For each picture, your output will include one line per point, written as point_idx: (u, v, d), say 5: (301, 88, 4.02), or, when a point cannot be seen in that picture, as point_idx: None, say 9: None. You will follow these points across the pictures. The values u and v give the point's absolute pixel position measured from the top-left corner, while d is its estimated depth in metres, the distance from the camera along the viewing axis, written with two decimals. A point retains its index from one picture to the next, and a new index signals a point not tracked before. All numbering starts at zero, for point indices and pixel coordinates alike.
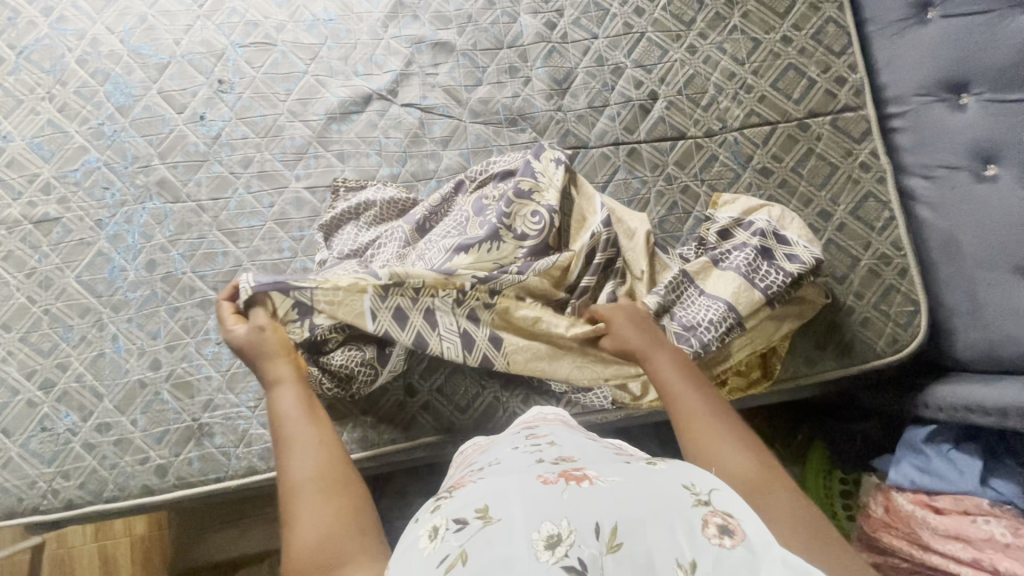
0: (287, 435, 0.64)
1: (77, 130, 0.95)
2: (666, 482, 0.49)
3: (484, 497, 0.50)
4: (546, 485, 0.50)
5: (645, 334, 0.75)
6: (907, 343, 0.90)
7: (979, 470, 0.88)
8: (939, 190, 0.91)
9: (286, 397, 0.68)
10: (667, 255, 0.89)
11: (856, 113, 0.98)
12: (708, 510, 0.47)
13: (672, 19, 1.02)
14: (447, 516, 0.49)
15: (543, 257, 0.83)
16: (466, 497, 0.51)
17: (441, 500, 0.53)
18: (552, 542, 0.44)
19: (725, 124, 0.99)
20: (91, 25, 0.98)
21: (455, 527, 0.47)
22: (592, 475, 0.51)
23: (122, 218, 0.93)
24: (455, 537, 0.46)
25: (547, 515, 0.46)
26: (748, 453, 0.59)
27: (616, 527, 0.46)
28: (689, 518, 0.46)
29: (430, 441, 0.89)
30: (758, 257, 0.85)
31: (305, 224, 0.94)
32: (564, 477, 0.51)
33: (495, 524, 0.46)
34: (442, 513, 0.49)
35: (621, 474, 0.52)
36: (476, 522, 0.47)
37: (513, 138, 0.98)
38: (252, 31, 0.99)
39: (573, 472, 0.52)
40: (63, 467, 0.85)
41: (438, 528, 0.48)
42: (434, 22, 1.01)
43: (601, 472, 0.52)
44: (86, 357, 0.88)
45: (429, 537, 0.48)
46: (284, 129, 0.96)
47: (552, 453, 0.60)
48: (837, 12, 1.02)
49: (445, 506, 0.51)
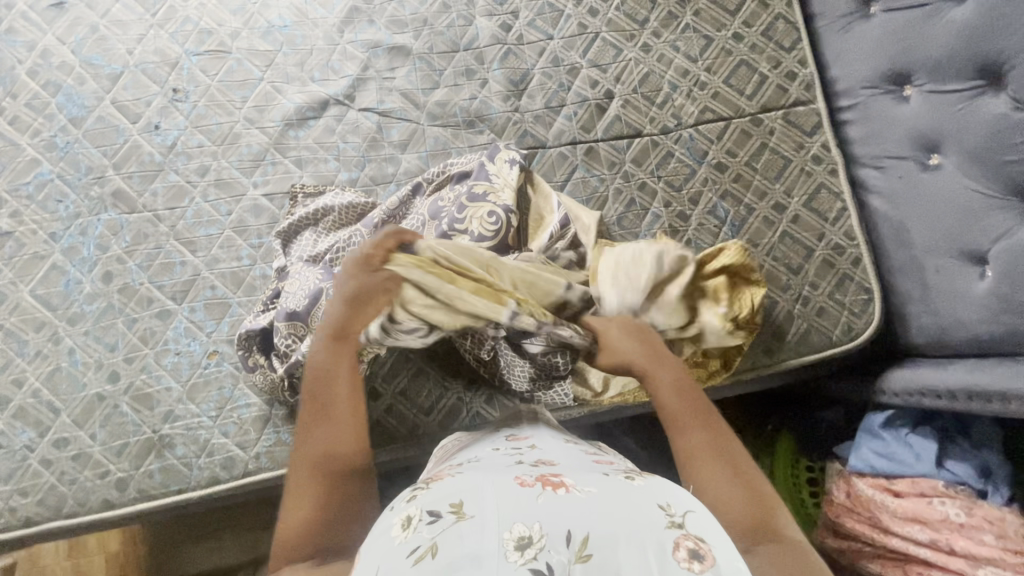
0: (326, 407, 0.64)
1: (29, 143, 0.94)
2: (642, 502, 0.51)
3: (460, 493, 0.50)
4: (523, 488, 0.51)
5: (642, 354, 0.73)
6: (862, 331, 0.92)
7: (935, 453, 0.91)
8: (889, 180, 0.93)
9: (330, 367, 0.66)
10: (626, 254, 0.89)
11: (807, 107, 1.00)
12: (680, 532, 0.48)
13: (626, 19, 1.03)
14: (422, 507, 0.50)
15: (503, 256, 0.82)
16: (443, 491, 0.52)
17: (417, 491, 0.54)
18: (523, 543, 0.45)
19: (680, 121, 1.00)
20: (42, 36, 0.97)
21: (428, 518, 0.48)
22: (569, 483, 0.52)
23: (76, 230, 0.92)
24: (427, 529, 0.47)
25: (520, 516, 0.47)
26: (748, 486, 0.59)
27: (587, 536, 0.46)
28: (660, 539, 0.47)
29: (395, 445, 0.89)
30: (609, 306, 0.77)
31: (264, 231, 0.93)
32: (541, 482, 0.52)
33: (468, 520, 0.47)
34: (418, 503, 0.50)
35: (599, 487, 0.52)
36: (449, 517, 0.48)
37: (471, 140, 0.98)
38: (206, 39, 0.99)
39: (551, 478, 0.53)
40: (21, 485, 0.84)
41: (412, 518, 0.49)
42: (390, 26, 1.01)
43: (578, 480, 0.53)
44: (42, 372, 0.87)
45: (402, 527, 0.49)
46: (240, 136, 0.96)
47: (532, 456, 0.61)
48: (786, 9, 1.04)
49: (422, 497, 0.52)
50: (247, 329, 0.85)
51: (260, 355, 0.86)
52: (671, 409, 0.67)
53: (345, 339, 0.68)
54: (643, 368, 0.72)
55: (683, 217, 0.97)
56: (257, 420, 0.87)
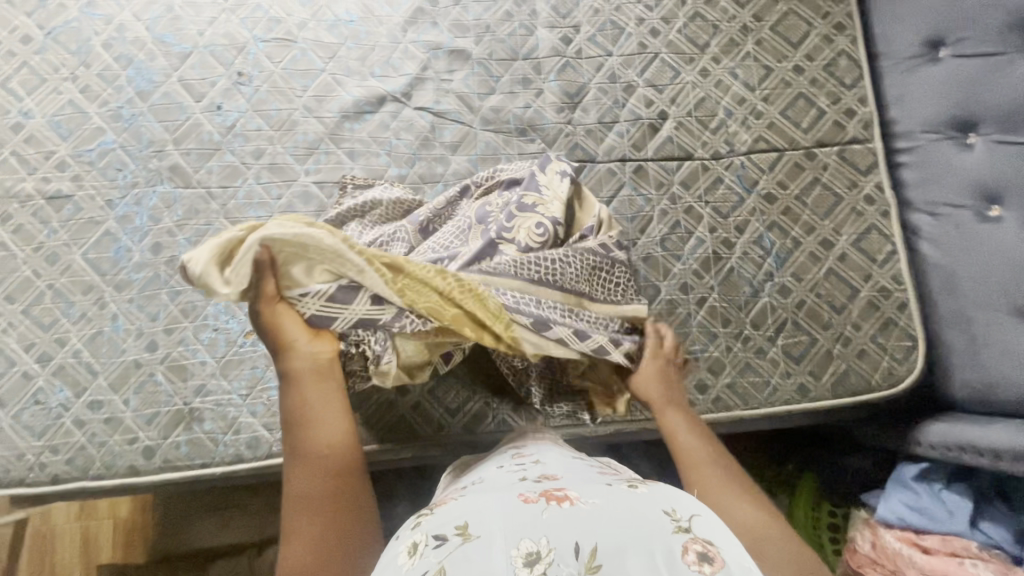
0: (308, 425, 0.68)
1: (97, 112, 0.97)
2: (647, 509, 0.50)
3: (465, 515, 0.50)
4: (527, 504, 0.50)
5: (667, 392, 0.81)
6: (902, 377, 0.90)
7: (970, 512, 0.88)
8: (942, 228, 0.92)
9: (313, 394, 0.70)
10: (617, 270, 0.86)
11: (863, 145, 0.99)
12: (688, 537, 0.47)
13: (686, 42, 1.03)
14: (428, 532, 0.50)
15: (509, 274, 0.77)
16: (448, 515, 0.52)
17: (422, 516, 0.54)
18: (531, 560, 0.45)
19: (733, 148, 1.00)
20: (119, 11, 1.01)
21: (435, 543, 0.48)
22: (574, 496, 0.52)
23: (132, 199, 0.94)
24: (434, 554, 0.47)
25: (527, 533, 0.46)
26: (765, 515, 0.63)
27: (596, 547, 0.45)
28: (669, 543, 0.46)
29: (418, 442, 0.89)
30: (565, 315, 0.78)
31: (311, 218, 0.95)
32: (545, 497, 0.51)
33: (474, 540, 0.47)
34: (423, 529, 0.50)
35: (602, 496, 0.52)
36: (455, 539, 0.48)
37: (522, 147, 0.99)
38: (275, 27, 1.01)
39: (555, 492, 0.53)
40: (52, 442, 0.85)
41: (419, 544, 0.49)
42: (452, 30, 1.03)
43: (582, 493, 0.53)
44: (85, 334, 0.89)
45: (409, 553, 0.49)
46: (297, 124, 0.98)
47: (535, 473, 0.60)
48: (850, 45, 1.03)
49: (427, 522, 0.52)
50: None
51: None
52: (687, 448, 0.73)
53: (297, 342, 0.70)
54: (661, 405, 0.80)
55: (727, 244, 0.96)
56: None
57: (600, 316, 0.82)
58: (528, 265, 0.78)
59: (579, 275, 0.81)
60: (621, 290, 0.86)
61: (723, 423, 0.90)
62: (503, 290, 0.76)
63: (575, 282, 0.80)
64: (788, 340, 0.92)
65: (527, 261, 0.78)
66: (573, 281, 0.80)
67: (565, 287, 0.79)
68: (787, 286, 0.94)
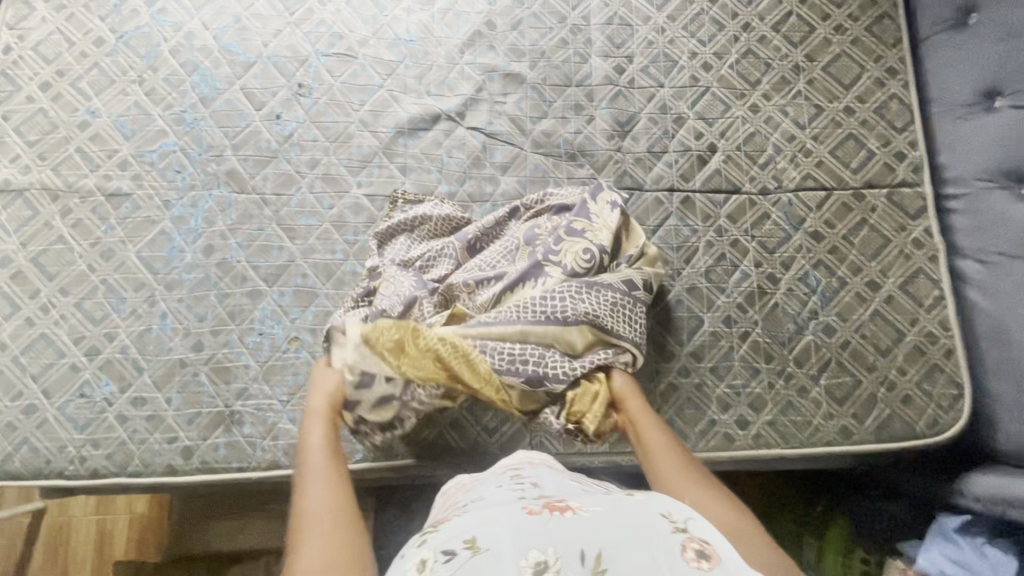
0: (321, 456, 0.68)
1: (160, 114, 1.00)
2: (645, 511, 0.50)
3: (471, 529, 0.49)
4: (531, 515, 0.50)
5: (637, 398, 0.78)
6: (948, 426, 0.89)
7: (1016, 570, 0.84)
8: (993, 276, 0.90)
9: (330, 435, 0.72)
10: (621, 302, 0.82)
11: (912, 189, 0.99)
12: (686, 536, 0.48)
13: (738, 77, 1.05)
14: (434, 549, 0.48)
15: (506, 325, 0.77)
16: (453, 530, 0.50)
17: (425, 536, 0.52)
18: (539, 569, 0.44)
19: (781, 185, 1.00)
20: (189, 19, 1.04)
21: (443, 558, 0.46)
22: (575, 506, 0.52)
23: (188, 201, 0.96)
24: (445, 568, 0.45)
25: (533, 544, 0.46)
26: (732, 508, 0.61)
27: (601, 553, 0.45)
28: (668, 543, 0.47)
29: (453, 461, 0.88)
30: (565, 360, 0.77)
31: (361, 229, 0.96)
32: (548, 508, 0.51)
33: (483, 553, 0.46)
34: (428, 546, 0.48)
35: (602, 504, 0.52)
36: (464, 553, 0.46)
37: (571, 172, 1.00)
38: (337, 42, 1.04)
39: (557, 503, 0.52)
40: (94, 436, 0.86)
41: (426, 561, 0.47)
42: (508, 54, 1.05)
43: (583, 503, 0.52)
44: (133, 331, 0.90)
45: (416, 572, 0.46)
46: (353, 137, 1.00)
47: (535, 493, 0.60)
48: (902, 89, 1.03)
49: (431, 539, 0.50)
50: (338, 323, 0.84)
51: None
52: (656, 448, 0.71)
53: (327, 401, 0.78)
54: (632, 409, 0.77)
55: (773, 279, 0.96)
56: None
57: (607, 349, 0.80)
58: (521, 310, 0.78)
59: (581, 314, 0.78)
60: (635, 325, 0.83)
61: (757, 459, 0.89)
62: (496, 342, 0.76)
63: (577, 316, 0.78)
64: (831, 380, 0.91)
65: (520, 306, 0.79)
66: (574, 321, 0.78)
67: (565, 320, 0.78)
68: (831, 325, 0.93)
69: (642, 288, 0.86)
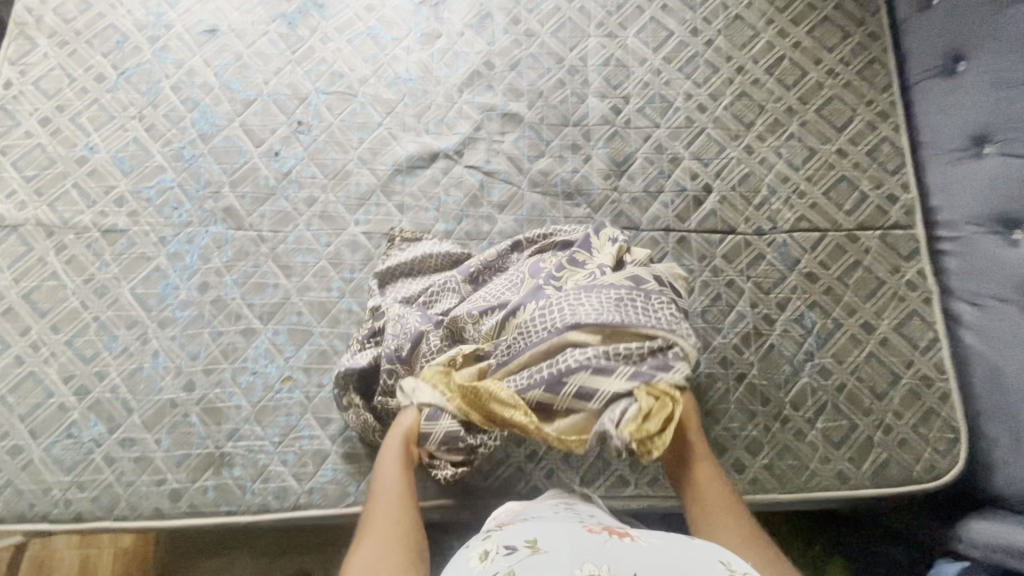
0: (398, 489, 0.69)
1: (159, 151, 1.00)
2: (704, 554, 0.51)
3: (534, 533, 0.53)
4: (592, 533, 0.53)
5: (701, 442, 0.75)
6: (945, 471, 0.88)
7: None
8: (986, 320, 0.91)
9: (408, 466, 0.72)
10: (624, 294, 0.77)
11: (905, 231, 1.00)
12: None
13: (733, 119, 1.06)
14: (497, 543, 0.53)
15: (516, 354, 0.77)
16: (518, 531, 0.55)
17: (491, 533, 0.57)
18: None
19: (776, 226, 1.01)
20: (190, 57, 1.05)
21: (505, 551, 0.51)
22: (635, 534, 0.54)
23: (184, 237, 0.96)
24: (505, 559, 0.50)
25: (590, 558, 0.49)
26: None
27: None
28: None
29: (448, 505, 0.87)
30: (585, 359, 0.71)
31: (357, 267, 0.96)
32: (608, 531, 0.54)
33: (543, 553, 0.50)
34: (493, 540, 0.53)
35: (661, 537, 0.54)
36: (524, 550, 0.51)
37: (568, 211, 1.01)
38: (337, 81, 1.05)
39: (618, 530, 0.55)
40: (80, 478, 0.84)
41: (489, 552, 0.52)
42: (506, 94, 1.07)
43: (643, 534, 0.55)
44: (125, 369, 0.89)
45: (479, 558, 0.52)
46: (351, 174, 1.00)
47: (595, 519, 0.63)
48: (893, 132, 1.05)
49: (497, 536, 0.55)
50: (345, 368, 0.85)
51: (356, 395, 0.86)
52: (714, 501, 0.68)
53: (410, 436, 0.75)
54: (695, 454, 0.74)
55: (769, 320, 0.96)
56: (317, 454, 0.87)
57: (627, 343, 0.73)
58: (523, 336, 0.77)
59: (582, 314, 0.75)
60: (652, 312, 0.76)
61: (755, 504, 0.88)
62: (512, 375, 0.76)
63: (576, 319, 0.74)
64: (827, 424, 0.91)
65: (520, 333, 0.77)
66: (575, 322, 0.74)
67: (565, 327, 0.74)
68: (827, 367, 0.93)
69: (651, 281, 0.80)
